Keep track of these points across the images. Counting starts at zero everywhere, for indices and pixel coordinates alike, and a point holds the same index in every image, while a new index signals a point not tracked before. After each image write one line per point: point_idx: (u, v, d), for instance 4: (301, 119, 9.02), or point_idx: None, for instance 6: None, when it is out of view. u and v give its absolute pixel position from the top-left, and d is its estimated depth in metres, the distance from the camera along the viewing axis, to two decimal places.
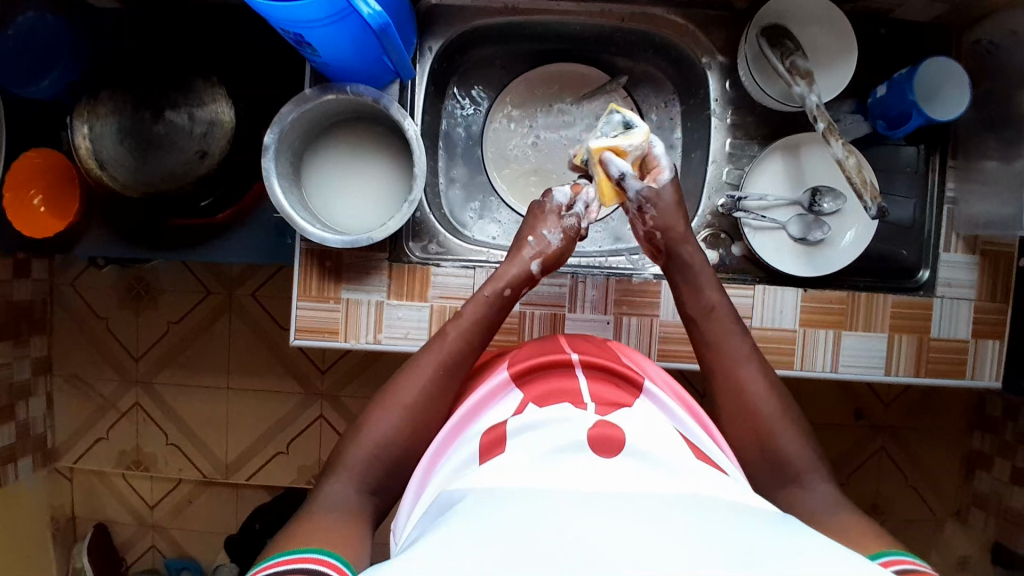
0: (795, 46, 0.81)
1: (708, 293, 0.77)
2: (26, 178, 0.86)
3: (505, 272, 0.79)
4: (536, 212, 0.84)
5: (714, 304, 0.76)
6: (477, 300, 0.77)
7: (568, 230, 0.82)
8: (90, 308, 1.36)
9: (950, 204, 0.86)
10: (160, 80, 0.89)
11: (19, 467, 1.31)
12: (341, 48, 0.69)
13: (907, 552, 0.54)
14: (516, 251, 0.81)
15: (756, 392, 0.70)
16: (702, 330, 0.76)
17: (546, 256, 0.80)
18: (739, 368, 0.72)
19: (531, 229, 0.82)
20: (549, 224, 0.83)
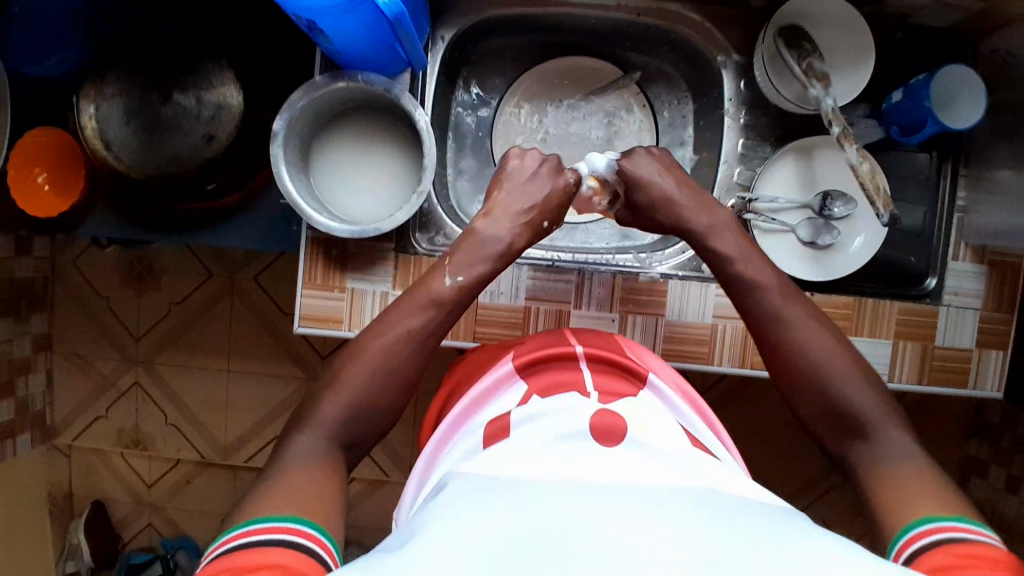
0: (812, 47, 0.80)
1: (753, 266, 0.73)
2: (30, 156, 0.85)
3: (497, 230, 0.76)
4: (547, 175, 0.81)
5: (774, 275, 0.72)
6: (465, 268, 0.73)
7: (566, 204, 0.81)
8: (91, 286, 1.36)
9: (961, 214, 0.85)
10: (169, 61, 0.88)
11: (18, 444, 1.31)
12: (354, 36, 0.68)
13: (964, 518, 0.52)
14: (504, 211, 0.77)
15: (812, 356, 0.67)
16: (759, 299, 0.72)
17: (534, 234, 0.79)
18: (792, 337, 0.69)
19: (541, 205, 0.79)
20: (554, 201, 0.80)
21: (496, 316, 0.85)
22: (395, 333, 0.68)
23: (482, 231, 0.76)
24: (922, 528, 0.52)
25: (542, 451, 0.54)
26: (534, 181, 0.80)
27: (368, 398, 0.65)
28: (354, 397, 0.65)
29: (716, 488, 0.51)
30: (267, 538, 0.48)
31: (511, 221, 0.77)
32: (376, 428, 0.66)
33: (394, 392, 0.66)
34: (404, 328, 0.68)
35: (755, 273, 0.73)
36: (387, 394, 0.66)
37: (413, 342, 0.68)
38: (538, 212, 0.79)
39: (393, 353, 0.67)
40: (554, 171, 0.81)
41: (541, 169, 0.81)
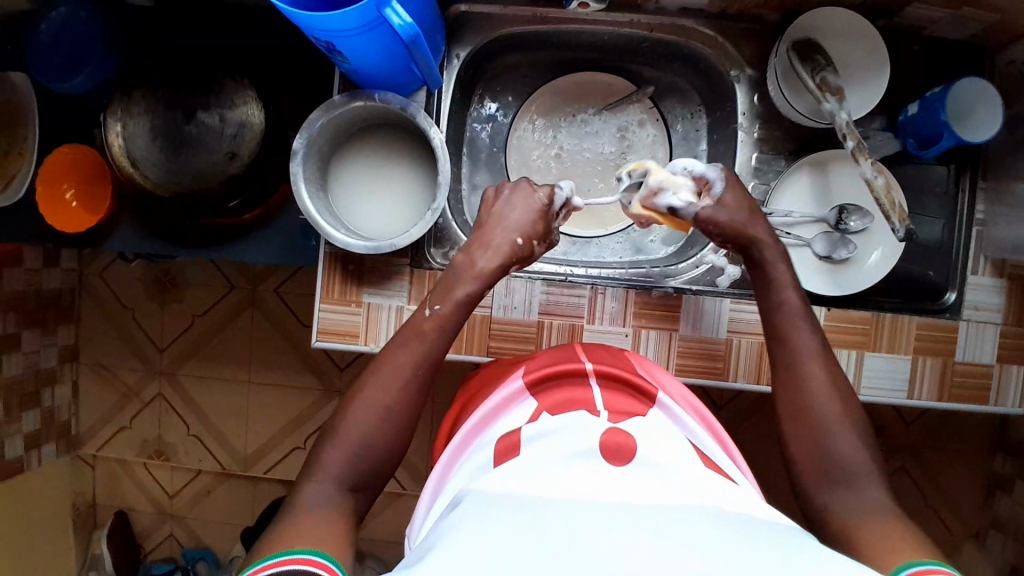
0: (826, 60, 0.81)
1: (775, 290, 0.74)
2: (59, 173, 0.89)
3: (480, 265, 0.76)
4: (516, 197, 0.80)
5: (783, 301, 0.73)
6: (443, 297, 0.74)
7: (541, 227, 0.79)
8: (116, 297, 1.40)
9: (980, 226, 0.85)
10: (193, 81, 0.90)
11: (42, 453, 1.34)
12: (371, 57, 0.70)
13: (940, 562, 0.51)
14: (478, 245, 0.77)
15: (818, 388, 0.67)
16: (772, 325, 0.72)
17: (513, 262, 0.78)
18: (804, 363, 0.69)
19: (516, 227, 0.78)
20: (529, 224, 0.79)
21: (510, 331, 0.85)
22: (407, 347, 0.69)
23: (463, 264, 0.76)
24: (915, 568, 0.50)
25: (552, 469, 0.55)
26: (509, 207, 0.79)
27: (389, 409, 0.67)
28: (369, 409, 0.66)
29: (724, 507, 0.51)
30: (291, 569, 0.50)
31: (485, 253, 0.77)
32: (392, 442, 0.67)
33: (407, 404, 0.67)
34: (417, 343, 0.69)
35: (774, 296, 0.74)
36: (401, 405, 0.67)
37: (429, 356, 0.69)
38: (512, 234, 0.78)
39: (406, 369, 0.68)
40: (527, 195, 0.80)
41: (512, 194, 0.80)
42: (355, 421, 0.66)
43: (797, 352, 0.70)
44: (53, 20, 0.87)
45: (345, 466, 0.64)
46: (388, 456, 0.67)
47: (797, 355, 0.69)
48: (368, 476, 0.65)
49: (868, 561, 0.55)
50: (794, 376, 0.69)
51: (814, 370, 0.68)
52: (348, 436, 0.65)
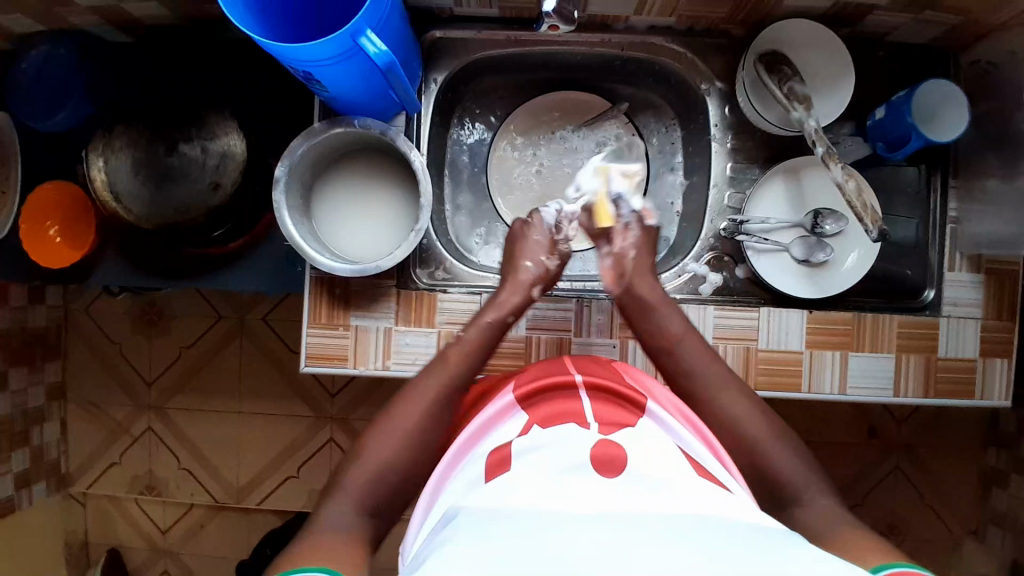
0: (792, 71, 0.83)
1: (669, 323, 0.78)
2: (43, 210, 0.89)
3: (505, 299, 0.81)
4: (524, 234, 0.86)
5: (679, 333, 0.77)
6: (481, 321, 0.79)
7: (553, 247, 0.85)
8: (103, 332, 1.39)
9: (954, 223, 0.87)
10: (174, 113, 0.91)
11: (33, 492, 1.33)
12: (349, 84, 0.71)
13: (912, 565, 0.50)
14: (514, 275, 0.82)
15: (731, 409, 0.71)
16: (674, 358, 0.76)
17: (546, 282, 0.83)
18: (711, 388, 0.72)
19: (550, 253, 0.85)
20: (543, 248, 0.85)
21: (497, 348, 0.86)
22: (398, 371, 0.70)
23: (504, 294, 0.81)
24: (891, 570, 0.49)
25: (545, 484, 0.55)
26: (523, 246, 0.85)
27: (401, 433, 0.68)
28: None
29: (712, 516, 0.52)
30: None
31: (523, 282, 0.82)
32: (384, 463, 0.67)
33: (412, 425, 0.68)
34: None
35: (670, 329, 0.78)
36: None
37: None
38: (546, 260, 0.84)
39: None
40: (526, 229, 0.87)
41: (536, 228, 0.87)
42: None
43: (706, 380, 0.74)
44: (34, 59, 0.89)
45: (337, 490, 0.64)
46: (380, 478, 0.67)
47: (703, 383, 0.73)
48: (361, 499, 0.65)
49: (858, 557, 0.55)
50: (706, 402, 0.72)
51: (721, 394, 0.72)
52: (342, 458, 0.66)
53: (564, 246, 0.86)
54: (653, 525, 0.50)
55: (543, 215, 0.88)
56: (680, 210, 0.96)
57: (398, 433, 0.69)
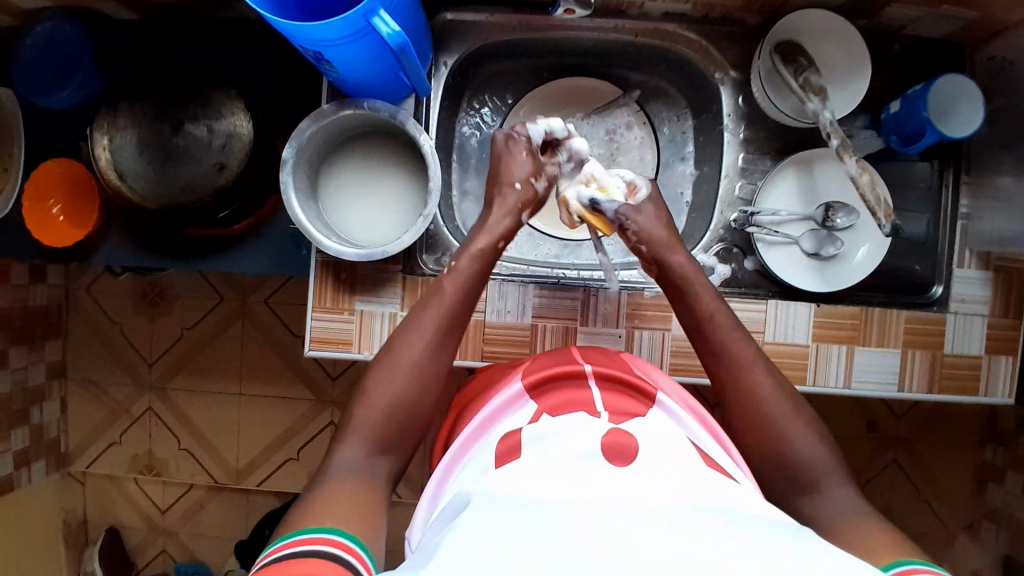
0: (808, 61, 0.82)
1: (705, 301, 0.74)
2: (46, 187, 0.88)
3: (494, 225, 0.80)
4: (510, 150, 0.83)
5: (714, 311, 0.74)
6: (465, 253, 0.78)
7: (539, 171, 0.83)
8: (104, 312, 1.39)
9: (964, 220, 0.86)
10: (178, 92, 0.90)
11: (32, 470, 1.33)
12: (360, 65, 0.70)
13: (928, 561, 0.52)
14: (498, 197, 0.81)
15: (771, 398, 0.68)
16: (708, 339, 0.73)
17: (531, 206, 0.83)
18: (750, 371, 0.70)
19: (533, 169, 0.83)
20: (529, 168, 0.83)
21: (503, 336, 0.85)
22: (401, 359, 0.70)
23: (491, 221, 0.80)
24: (902, 567, 0.51)
25: (559, 471, 0.56)
26: (509, 163, 0.83)
27: (404, 366, 0.70)
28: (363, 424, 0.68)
29: (715, 506, 0.53)
30: (305, 548, 0.52)
31: (509, 204, 0.81)
32: (384, 396, 0.68)
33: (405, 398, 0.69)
34: (415, 355, 0.71)
35: (706, 306, 0.74)
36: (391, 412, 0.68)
37: (423, 360, 0.71)
38: (527, 177, 0.82)
39: (395, 377, 0.69)
40: (509, 143, 0.84)
41: (522, 151, 0.83)
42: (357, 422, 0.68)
43: (741, 359, 0.71)
44: (37, 35, 0.87)
45: (343, 473, 0.64)
46: (382, 422, 0.68)
47: (745, 369, 0.70)
48: (365, 482, 0.65)
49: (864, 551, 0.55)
50: (751, 391, 0.69)
51: (764, 385, 0.69)
52: (352, 438, 0.67)
53: (551, 169, 0.85)
54: (659, 513, 0.50)
55: (531, 128, 0.85)
56: (690, 199, 0.95)
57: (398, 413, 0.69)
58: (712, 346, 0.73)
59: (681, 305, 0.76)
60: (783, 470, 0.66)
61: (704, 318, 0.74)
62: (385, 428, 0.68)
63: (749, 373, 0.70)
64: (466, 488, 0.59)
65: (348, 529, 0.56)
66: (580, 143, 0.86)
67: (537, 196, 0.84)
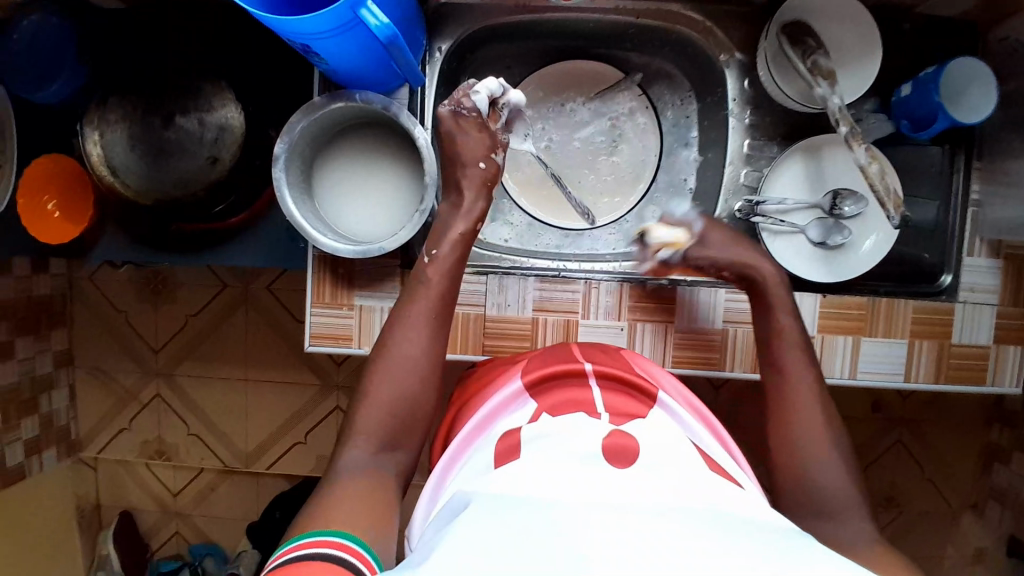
0: (817, 43, 0.79)
1: (778, 313, 0.75)
2: (39, 183, 0.86)
3: (469, 208, 0.79)
4: (464, 129, 0.80)
5: (785, 325, 0.74)
6: (440, 239, 0.77)
7: (496, 144, 0.82)
8: (108, 301, 1.39)
9: (975, 207, 0.84)
10: (168, 85, 0.89)
11: (43, 459, 1.35)
12: (349, 57, 0.68)
13: None
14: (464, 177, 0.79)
15: (805, 423, 0.68)
16: (773, 352, 0.73)
17: (493, 180, 0.82)
18: (799, 393, 0.70)
19: (485, 142, 0.80)
20: (487, 143, 0.81)
21: (503, 329, 0.84)
22: (398, 356, 0.70)
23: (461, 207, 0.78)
24: None
25: (560, 473, 0.55)
26: (461, 141, 0.80)
27: (403, 360, 0.70)
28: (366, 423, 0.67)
29: (718, 510, 0.52)
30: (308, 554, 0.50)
31: (477, 186, 0.80)
32: (386, 396, 0.69)
33: (403, 398, 0.69)
34: (411, 351, 0.71)
35: (783, 321, 0.74)
36: (392, 414, 0.68)
37: (420, 356, 0.71)
38: (484, 154, 0.80)
39: (394, 377, 0.69)
40: (459, 120, 0.80)
41: (473, 126, 0.80)
42: (364, 421, 0.68)
43: (797, 381, 0.70)
44: (24, 29, 0.84)
45: (352, 471, 0.64)
46: (385, 421, 0.68)
47: (791, 393, 0.70)
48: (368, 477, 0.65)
49: None
50: (791, 415, 0.69)
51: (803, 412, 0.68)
52: (361, 436, 0.67)
53: (502, 136, 0.83)
54: (656, 515, 0.50)
55: (475, 98, 0.80)
56: (694, 185, 0.93)
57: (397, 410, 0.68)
58: (774, 361, 0.73)
59: (758, 313, 0.76)
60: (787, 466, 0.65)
61: (772, 333, 0.74)
62: (388, 428, 0.68)
63: (801, 397, 0.69)
64: (466, 488, 0.59)
65: (350, 531, 0.54)
66: (518, 96, 0.83)
67: (493, 170, 0.82)
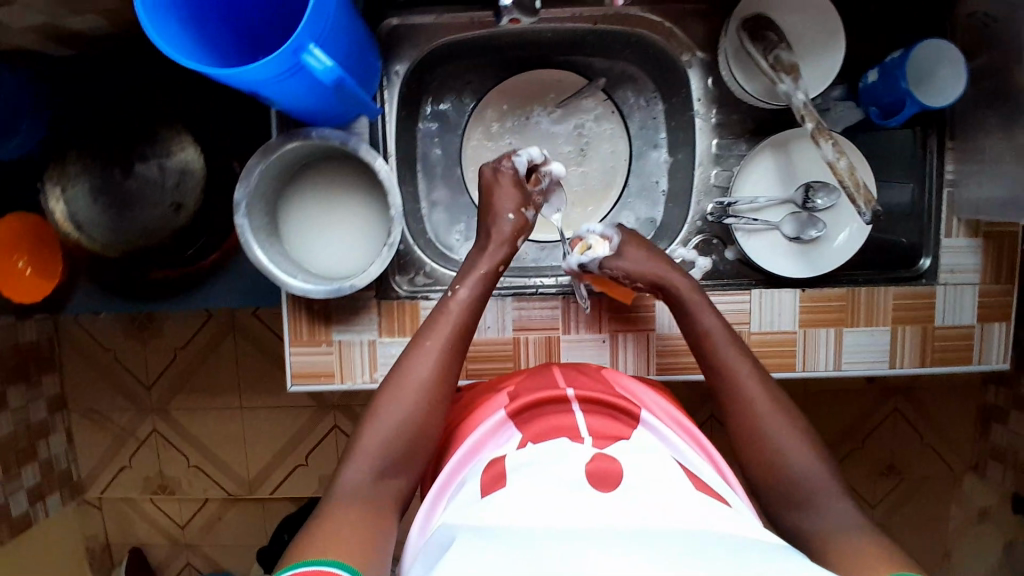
0: (779, 37, 0.77)
1: (699, 317, 0.73)
2: (9, 243, 0.85)
3: (494, 250, 0.78)
4: (495, 182, 0.81)
5: (709, 327, 0.72)
6: (466, 279, 0.76)
7: (528, 200, 0.81)
8: (96, 341, 1.38)
9: (950, 187, 0.83)
10: (124, 134, 0.87)
11: (48, 504, 1.35)
12: (299, 97, 0.66)
13: None
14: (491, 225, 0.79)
15: (770, 419, 0.65)
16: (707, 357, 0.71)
17: (522, 233, 0.81)
18: (741, 388, 0.68)
19: (520, 200, 0.81)
20: (518, 199, 0.81)
21: (484, 351, 0.84)
22: (410, 381, 0.69)
23: (485, 255, 0.78)
24: None
25: (547, 504, 0.54)
26: (494, 195, 0.81)
27: (413, 387, 0.68)
28: (372, 444, 0.66)
29: (705, 531, 0.52)
30: None
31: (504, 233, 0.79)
32: (394, 418, 0.67)
33: (414, 424, 0.67)
34: (423, 375, 0.69)
35: (705, 325, 0.72)
36: (399, 436, 0.66)
37: (434, 382, 0.69)
38: (516, 206, 0.80)
39: (406, 400, 0.68)
40: (497, 177, 0.81)
41: (507, 184, 0.81)
42: (370, 441, 0.66)
43: (737, 377, 0.68)
44: None
45: (353, 492, 0.63)
46: (391, 443, 0.66)
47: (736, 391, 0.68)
48: (370, 500, 0.63)
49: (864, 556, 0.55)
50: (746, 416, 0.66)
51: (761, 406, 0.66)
52: (364, 456, 0.65)
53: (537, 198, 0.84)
54: (635, 544, 0.49)
55: (515, 160, 0.82)
56: (665, 188, 0.92)
57: (403, 434, 0.67)
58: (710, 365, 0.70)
59: (680, 319, 0.75)
60: (765, 484, 0.64)
61: (701, 334, 0.72)
62: (395, 451, 0.66)
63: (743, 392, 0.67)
64: (451, 519, 0.58)
65: (348, 560, 0.53)
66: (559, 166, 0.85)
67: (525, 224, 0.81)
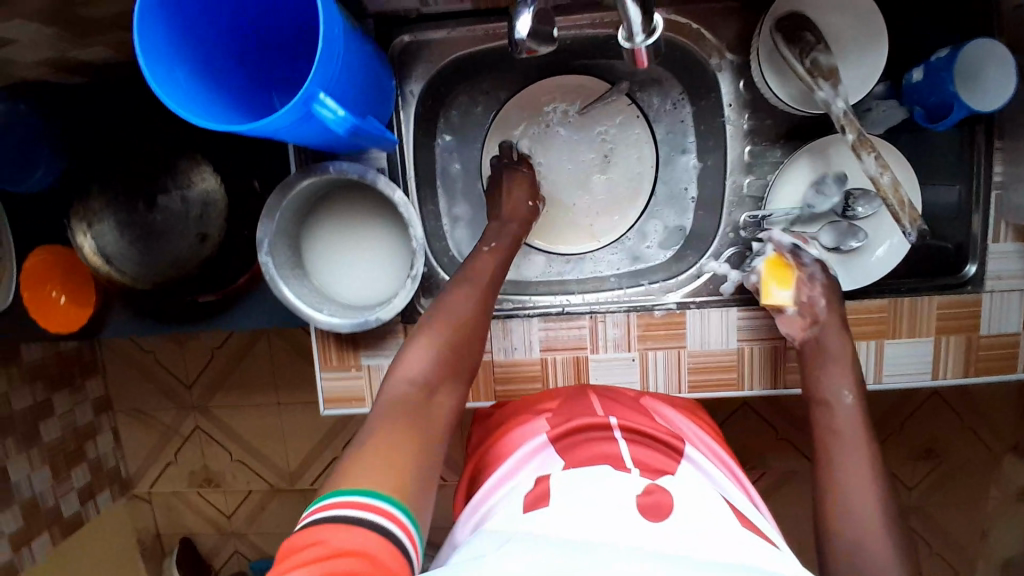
0: (815, 38, 0.72)
1: (839, 383, 0.69)
2: (41, 276, 0.87)
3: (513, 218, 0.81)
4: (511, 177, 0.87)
5: (843, 396, 0.68)
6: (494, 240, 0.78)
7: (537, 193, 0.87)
8: (134, 345, 1.41)
9: (998, 190, 0.78)
10: (145, 166, 0.87)
11: (99, 501, 1.41)
12: (313, 138, 0.65)
13: None
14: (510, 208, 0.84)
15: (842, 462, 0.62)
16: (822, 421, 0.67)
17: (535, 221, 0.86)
18: (839, 447, 0.64)
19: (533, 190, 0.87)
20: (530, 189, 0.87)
21: (513, 372, 0.83)
22: (457, 305, 0.67)
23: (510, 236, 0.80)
24: None
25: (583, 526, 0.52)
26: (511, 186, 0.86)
27: (460, 317, 0.66)
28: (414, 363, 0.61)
29: (746, 566, 0.50)
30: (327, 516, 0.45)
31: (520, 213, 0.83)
32: (438, 337, 0.63)
33: (456, 350, 0.64)
34: (471, 302, 0.68)
35: (829, 394, 0.69)
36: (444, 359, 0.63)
37: (478, 313, 0.68)
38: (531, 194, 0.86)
39: (451, 323, 0.65)
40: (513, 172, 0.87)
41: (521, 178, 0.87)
42: (413, 357, 0.62)
43: (840, 431, 0.65)
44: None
45: (394, 407, 0.57)
46: (436, 363, 0.62)
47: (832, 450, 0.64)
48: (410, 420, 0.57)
49: None
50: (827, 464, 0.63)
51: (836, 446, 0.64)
52: (405, 371, 0.60)
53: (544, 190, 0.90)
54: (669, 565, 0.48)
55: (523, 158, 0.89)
56: (694, 195, 0.90)
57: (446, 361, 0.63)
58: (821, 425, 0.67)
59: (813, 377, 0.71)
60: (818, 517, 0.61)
61: (829, 400, 0.68)
62: (438, 373, 0.62)
63: (838, 452, 0.63)
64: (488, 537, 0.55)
65: (393, 494, 0.48)
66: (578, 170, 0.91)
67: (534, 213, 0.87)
